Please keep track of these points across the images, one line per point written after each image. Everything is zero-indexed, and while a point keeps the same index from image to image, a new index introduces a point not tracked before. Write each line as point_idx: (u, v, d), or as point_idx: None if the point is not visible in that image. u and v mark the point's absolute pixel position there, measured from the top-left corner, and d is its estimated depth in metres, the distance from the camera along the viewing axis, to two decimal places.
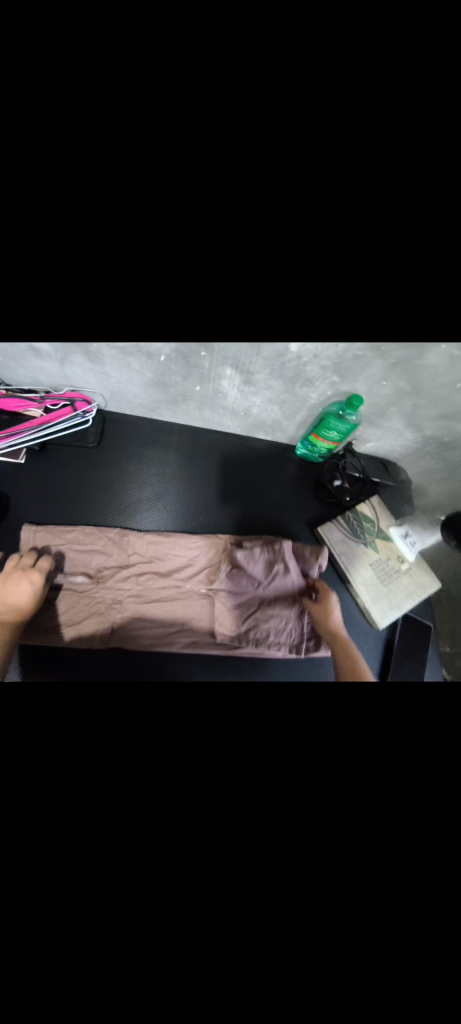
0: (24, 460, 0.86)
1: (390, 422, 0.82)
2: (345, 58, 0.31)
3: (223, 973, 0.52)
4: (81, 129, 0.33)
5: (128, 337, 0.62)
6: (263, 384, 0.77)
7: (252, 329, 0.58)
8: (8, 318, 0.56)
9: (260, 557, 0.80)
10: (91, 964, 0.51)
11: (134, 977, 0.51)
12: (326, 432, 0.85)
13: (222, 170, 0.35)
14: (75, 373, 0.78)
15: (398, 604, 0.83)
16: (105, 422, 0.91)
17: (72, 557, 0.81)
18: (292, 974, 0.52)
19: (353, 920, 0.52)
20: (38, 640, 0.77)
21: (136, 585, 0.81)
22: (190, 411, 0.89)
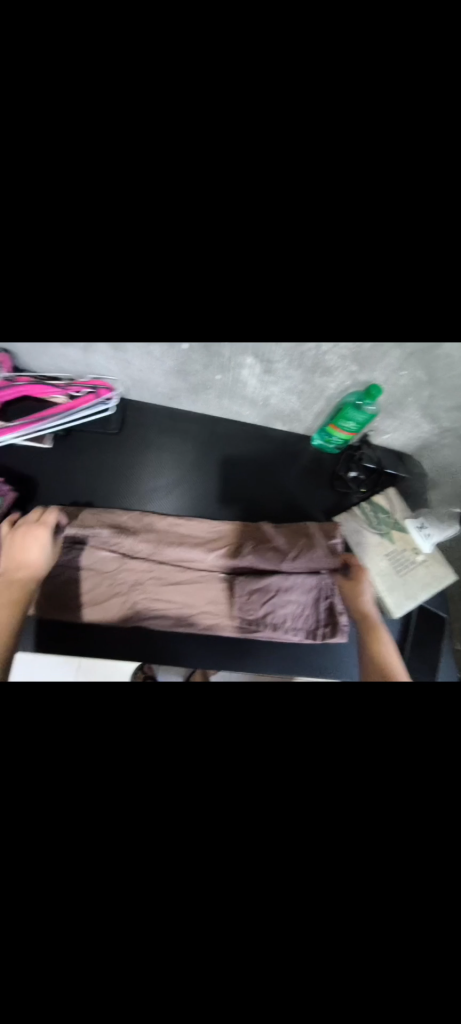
0: (49, 446, 0.89)
1: (406, 414, 0.83)
2: (373, 49, 0.32)
3: (234, 946, 0.53)
4: (122, 121, 0.35)
5: (154, 325, 0.65)
6: (282, 374, 0.78)
7: (275, 317, 0.59)
8: (46, 306, 0.61)
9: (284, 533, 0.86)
10: (106, 927, 0.53)
11: (148, 946, 0.52)
12: (343, 422, 0.86)
13: (253, 161, 0.37)
14: (100, 362, 0.81)
15: (414, 595, 0.83)
16: (127, 410, 0.94)
17: (95, 540, 0.83)
18: (302, 942, 0.53)
19: (358, 880, 0.56)
20: (66, 614, 0.81)
21: (159, 568, 0.84)
22: (209, 401, 0.91)
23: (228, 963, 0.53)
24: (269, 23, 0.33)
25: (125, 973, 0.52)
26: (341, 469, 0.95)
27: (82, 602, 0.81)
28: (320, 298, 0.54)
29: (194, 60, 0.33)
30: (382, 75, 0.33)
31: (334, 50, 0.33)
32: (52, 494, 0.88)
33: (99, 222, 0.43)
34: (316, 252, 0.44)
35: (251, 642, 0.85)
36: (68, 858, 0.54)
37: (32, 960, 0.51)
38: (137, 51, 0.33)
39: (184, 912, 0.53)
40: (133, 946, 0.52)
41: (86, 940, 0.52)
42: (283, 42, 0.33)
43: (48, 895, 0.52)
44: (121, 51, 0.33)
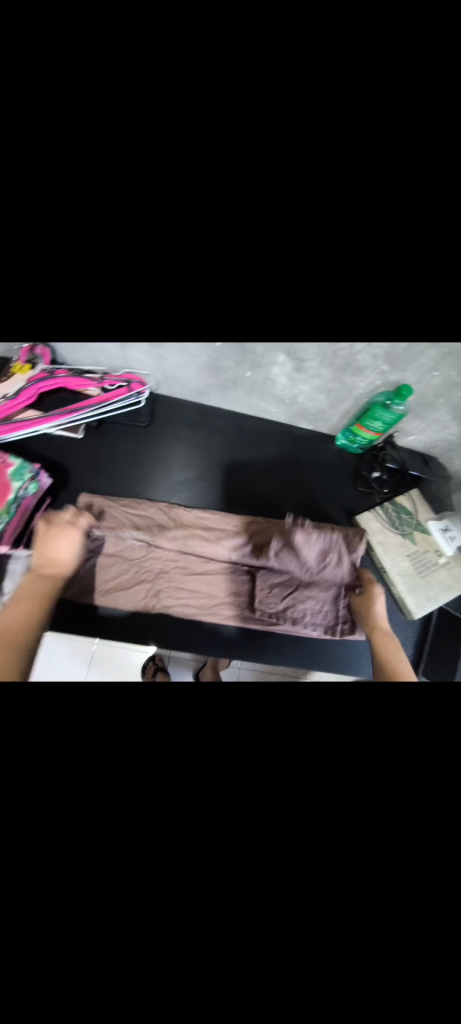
0: (81, 436, 0.93)
1: (435, 415, 0.83)
2: (442, 49, 0.32)
3: (257, 948, 0.51)
4: (181, 118, 0.34)
5: (192, 325, 0.66)
6: (312, 372, 0.79)
7: (314, 320, 0.60)
8: (87, 312, 0.61)
9: (316, 545, 0.78)
10: (125, 941, 0.50)
11: (169, 946, 0.50)
12: (370, 422, 0.86)
13: (314, 158, 0.36)
14: (134, 356, 0.83)
15: (435, 596, 0.83)
16: (155, 404, 0.97)
17: (123, 526, 0.84)
18: (331, 961, 0.51)
19: (385, 883, 0.54)
20: (89, 598, 0.83)
21: (182, 557, 0.86)
22: (237, 397, 0.93)
23: (251, 969, 0.51)
24: (337, 23, 0.32)
25: (143, 980, 0.49)
26: (364, 469, 0.96)
27: (105, 587, 0.83)
28: (364, 301, 0.54)
29: (259, 61, 0.33)
30: (452, 72, 0.32)
31: (403, 49, 0.32)
32: (82, 482, 0.91)
33: (144, 219, 0.40)
34: (371, 251, 0.42)
35: (271, 635, 0.87)
36: (93, 843, 0.53)
37: (46, 960, 0.48)
38: (202, 50, 0.33)
39: (208, 910, 0.51)
40: (154, 948, 0.50)
41: (100, 939, 0.49)
42: (350, 41, 0.33)
43: (64, 883, 0.51)
44: (187, 51, 0.33)
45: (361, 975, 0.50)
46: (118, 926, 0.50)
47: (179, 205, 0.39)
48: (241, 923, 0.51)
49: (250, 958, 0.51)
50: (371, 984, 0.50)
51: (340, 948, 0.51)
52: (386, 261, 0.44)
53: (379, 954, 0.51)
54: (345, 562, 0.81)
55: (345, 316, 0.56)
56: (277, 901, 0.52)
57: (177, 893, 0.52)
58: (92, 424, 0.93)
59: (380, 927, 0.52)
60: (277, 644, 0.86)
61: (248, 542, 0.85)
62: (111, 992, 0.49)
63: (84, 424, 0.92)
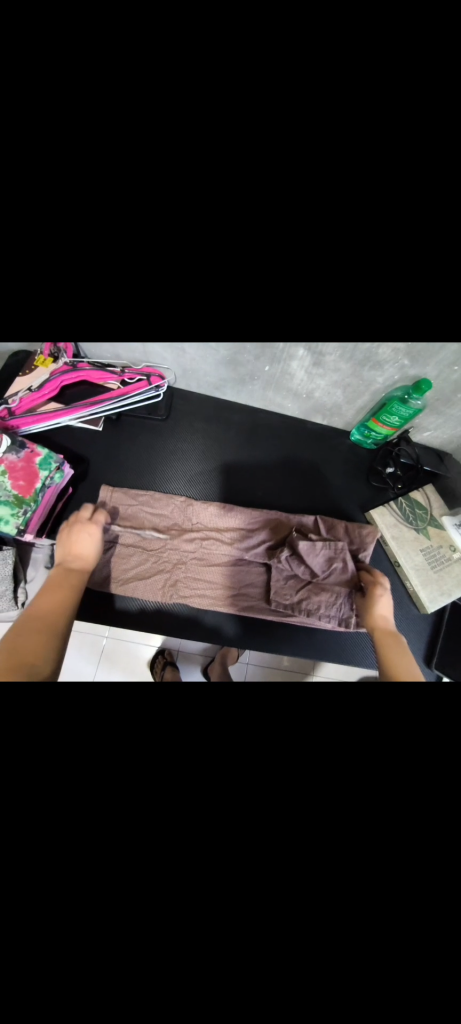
0: (101, 428, 0.94)
1: (453, 410, 0.83)
2: None
3: (275, 924, 0.53)
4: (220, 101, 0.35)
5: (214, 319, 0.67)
6: (331, 367, 0.80)
7: (336, 317, 0.60)
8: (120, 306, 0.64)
9: (321, 553, 0.82)
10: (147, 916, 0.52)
11: (193, 906, 0.53)
12: (386, 417, 0.86)
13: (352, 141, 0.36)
14: (155, 350, 0.85)
15: (448, 591, 0.84)
16: (173, 399, 0.98)
17: (142, 520, 0.89)
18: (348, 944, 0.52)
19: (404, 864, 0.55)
20: (107, 588, 0.84)
21: (200, 546, 0.87)
22: (254, 392, 0.94)
23: (270, 946, 0.52)
24: None
25: (168, 945, 0.52)
26: (378, 466, 0.96)
27: (122, 579, 0.85)
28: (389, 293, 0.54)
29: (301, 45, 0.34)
30: None
31: None
32: (101, 473, 0.92)
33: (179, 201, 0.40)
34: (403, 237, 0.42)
35: (285, 628, 0.88)
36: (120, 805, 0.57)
37: (79, 918, 0.51)
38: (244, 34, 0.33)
39: (232, 867, 0.56)
40: (179, 908, 0.52)
41: (127, 895, 0.52)
42: None
43: (98, 841, 0.54)
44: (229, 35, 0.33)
45: (378, 954, 0.51)
46: (147, 882, 0.53)
47: (220, 203, 0.41)
48: (261, 898, 0.53)
49: (270, 935, 0.52)
50: (389, 965, 0.51)
51: (357, 928, 0.52)
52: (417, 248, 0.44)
53: (399, 938, 0.51)
54: (349, 567, 0.82)
55: (363, 324, 0.61)
56: (296, 868, 0.56)
57: (203, 856, 0.56)
58: (111, 418, 0.94)
59: (403, 918, 0.51)
60: (291, 638, 0.87)
61: (268, 542, 0.88)
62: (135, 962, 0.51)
63: (104, 417, 0.94)
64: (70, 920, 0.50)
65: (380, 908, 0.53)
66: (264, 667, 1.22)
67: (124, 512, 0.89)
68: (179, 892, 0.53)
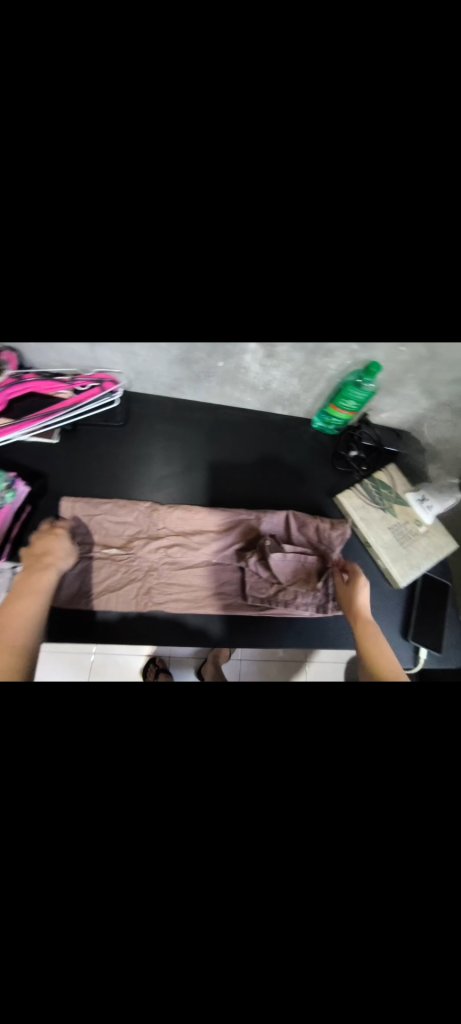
0: (56, 441, 0.91)
1: (406, 390, 0.86)
2: None
3: (272, 888, 0.56)
4: None
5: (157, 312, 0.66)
6: (283, 357, 0.81)
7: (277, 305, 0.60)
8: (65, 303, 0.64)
9: (291, 556, 0.84)
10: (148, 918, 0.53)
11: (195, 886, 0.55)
12: (343, 402, 0.88)
13: None
14: (104, 353, 0.84)
15: (418, 565, 0.87)
16: (130, 405, 0.96)
17: (106, 530, 0.87)
18: (345, 904, 0.56)
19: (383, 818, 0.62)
20: (80, 601, 0.83)
21: (165, 553, 0.87)
22: (210, 389, 0.94)
23: (274, 922, 0.55)
24: None
25: (173, 938, 0.53)
26: (342, 449, 0.98)
27: (95, 588, 0.84)
28: None
29: None
30: None
31: None
32: (63, 485, 0.90)
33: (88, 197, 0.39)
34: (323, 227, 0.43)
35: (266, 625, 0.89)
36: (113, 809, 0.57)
37: (88, 907, 0.53)
38: None
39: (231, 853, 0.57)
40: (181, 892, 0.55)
41: (134, 882, 0.55)
42: None
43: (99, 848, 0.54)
44: None
45: None
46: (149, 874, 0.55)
47: None
48: (258, 869, 0.57)
49: (271, 910, 0.55)
50: None
51: None
52: None
53: (386, 879, 0.57)
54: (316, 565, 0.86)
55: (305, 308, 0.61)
56: (291, 845, 0.59)
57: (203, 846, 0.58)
58: (66, 429, 0.92)
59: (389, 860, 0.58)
60: (272, 631, 0.88)
61: (236, 542, 0.89)
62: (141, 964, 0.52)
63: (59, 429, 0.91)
64: None
65: (368, 859, 0.58)
66: (257, 663, 1.24)
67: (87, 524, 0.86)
68: (178, 885, 0.55)
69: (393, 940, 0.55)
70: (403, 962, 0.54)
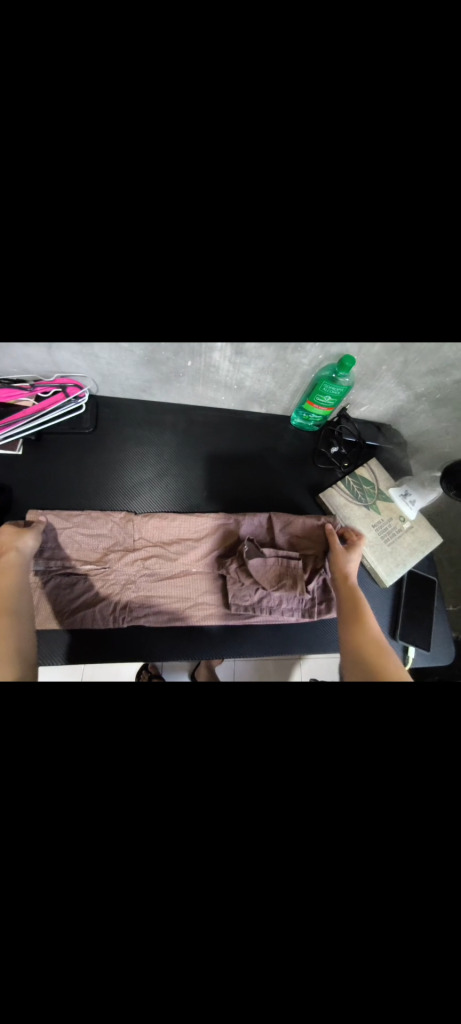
0: (21, 451, 0.89)
1: (382, 384, 0.84)
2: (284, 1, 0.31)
3: (257, 914, 0.54)
4: None
5: (111, 315, 0.63)
6: (253, 354, 0.78)
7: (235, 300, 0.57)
8: (11, 313, 0.61)
9: (271, 560, 0.82)
10: (124, 948, 0.52)
11: (175, 920, 0.52)
12: (320, 398, 0.84)
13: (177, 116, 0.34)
14: (64, 359, 0.80)
15: (403, 562, 0.85)
16: (98, 406, 0.95)
17: (79, 545, 0.83)
18: (331, 924, 0.54)
19: (377, 822, 0.59)
20: (53, 622, 0.81)
21: (143, 566, 0.83)
22: (182, 389, 0.92)
23: (254, 957, 0.53)
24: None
25: (150, 983, 0.51)
26: (322, 446, 0.96)
27: (68, 612, 0.81)
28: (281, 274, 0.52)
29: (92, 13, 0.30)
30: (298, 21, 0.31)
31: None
32: (31, 499, 0.87)
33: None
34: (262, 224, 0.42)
35: (251, 631, 0.87)
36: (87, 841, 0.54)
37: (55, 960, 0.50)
38: None
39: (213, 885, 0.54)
40: (160, 927, 0.52)
41: (110, 920, 0.52)
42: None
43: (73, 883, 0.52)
44: None
45: (354, 918, 0.54)
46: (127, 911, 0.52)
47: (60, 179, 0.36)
48: (237, 912, 0.54)
49: (253, 946, 0.53)
50: (363, 927, 0.54)
51: (334, 902, 0.54)
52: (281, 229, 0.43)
53: (373, 907, 0.55)
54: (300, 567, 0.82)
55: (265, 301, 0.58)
56: (270, 876, 0.55)
57: (178, 887, 0.54)
58: (31, 438, 0.90)
59: (378, 876, 0.56)
60: (258, 636, 0.86)
61: (216, 548, 0.86)
62: (121, 988, 0.51)
63: (23, 439, 0.89)
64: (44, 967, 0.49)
65: (358, 878, 0.56)
66: (251, 663, 1.21)
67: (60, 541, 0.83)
68: (158, 921, 0.52)
69: (381, 959, 0.53)
70: (382, 979, 0.52)
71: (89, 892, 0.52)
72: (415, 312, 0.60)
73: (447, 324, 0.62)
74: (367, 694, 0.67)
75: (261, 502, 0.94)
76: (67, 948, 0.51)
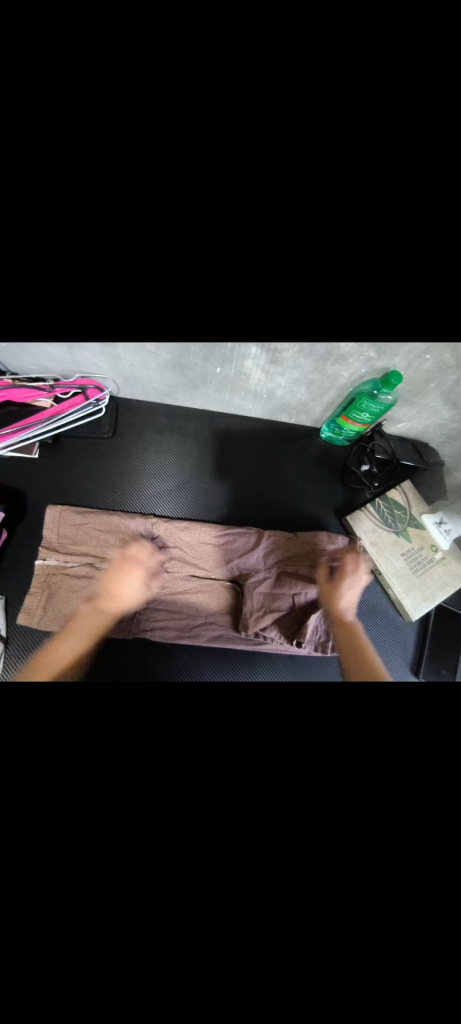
0: (37, 454, 0.87)
1: (426, 402, 0.77)
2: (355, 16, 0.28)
3: (250, 976, 0.52)
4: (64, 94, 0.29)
5: (141, 326, 0.60)
6: (289, 363, 0.72)
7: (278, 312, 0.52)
8: (29, 318, 0.56)
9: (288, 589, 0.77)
10: (121, 971, 0.52)
11: (171, 964, 0.52)
12: (357, 413, 0.78)
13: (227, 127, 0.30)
14: (86, 360, 0.77)
15: (432, 596, 0.80)
16: (118, 410, 0.91)
17: (95, 545, 0.81)
18: (337, 987, 0.51)
19: (382, 854, 0.55)
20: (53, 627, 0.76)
21: (161, 575, 0.80)
22: (208, 395, 0.87)
23: (253, 983, 0.53)
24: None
25: (152, 986, 0.52)
26: (352, 463, 0.89)
27: (70, 615, 0.77)
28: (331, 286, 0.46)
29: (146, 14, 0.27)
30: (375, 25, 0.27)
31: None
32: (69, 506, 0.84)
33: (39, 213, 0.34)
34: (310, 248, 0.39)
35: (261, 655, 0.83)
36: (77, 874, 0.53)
37: (62, 970, 0.51)
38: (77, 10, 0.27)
39: (203, 939, 0.53)
40: (152, 972, 0.52)
41: (97, 960, 0.52)
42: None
43: (54, 926, 0.51)
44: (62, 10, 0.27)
45: (361, 968, 0.51)
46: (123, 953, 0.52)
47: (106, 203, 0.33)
48: (238, 940, 0.53)
49: (253, 972, 0.53)
50: (371, 979, 0.51)
51: (338, 944, 0.52)
52: (337, 245, 0.38)
53: (380, 966, 0.51)
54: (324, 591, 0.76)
55: (318, 318, 0.53)
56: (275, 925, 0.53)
57: (179, 917, 0.53)
58: (48, 441, 0.87)
59: (390, 936, 0.52)
60: (268, 657, 0.83)
61: (235, 563, 0.81)
62: (118, 1005, 0.51)
63: (40, 442, 0.87)
64: (53, 966, 0.51)
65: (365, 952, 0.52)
66: None
67: (73, 541, 0.81)
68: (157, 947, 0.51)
69: (380, 1009, 0.51)
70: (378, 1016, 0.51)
71: (86, 921, 0.52)
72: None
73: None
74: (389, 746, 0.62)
75: (285, 514, 0.89)
76: (67, 962, 0.51)
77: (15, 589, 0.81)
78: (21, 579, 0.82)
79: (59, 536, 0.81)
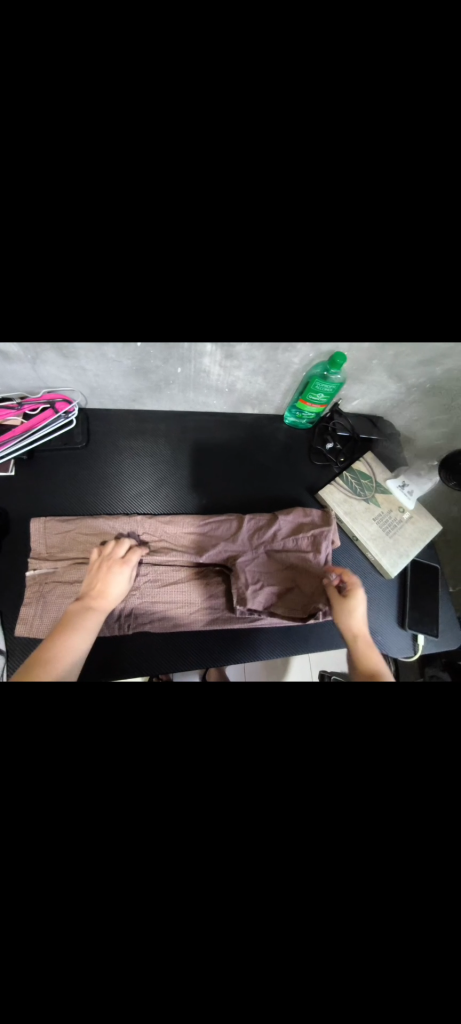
0: (13, 470, 0.88)
1: (373, 378, 0.85)
2: None
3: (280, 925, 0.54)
4: None
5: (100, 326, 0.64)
6: (244, 355, 0.78)
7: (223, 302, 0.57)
8: None
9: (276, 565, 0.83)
10: (159, 963, 0.52)
11: (205, 938, 0.53)
12: (312, 395, 0.84)
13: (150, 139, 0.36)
14: (52, 371, 0.80)
15: (406, 552, 0.86)
16: (89, 420, 0.94)
17: (83, 546, 0.83)
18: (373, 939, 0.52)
19: None
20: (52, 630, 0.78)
21: (153, 568, 0.84)
22: (173, 396, 0.92)
23: (290, 951, 0.53)
24: None
25: (196, 965, 0.52)
26: (317, 442, 0.96)
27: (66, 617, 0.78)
28: None
29: None
30: None
31: None
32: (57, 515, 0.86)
33: None
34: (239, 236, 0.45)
35: (257, 633, 0.86)
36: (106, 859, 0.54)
37: (102, 964, 0.51)
38: None
39: (236, 912, 0.53)
40: (192, 956, 0.52)
41: (136, 953, 0.52)
42: None
43: (88, 922, 0.51)
44: None
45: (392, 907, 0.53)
46: (158, 934, 0.52)
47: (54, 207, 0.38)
48: (273, 905, 0.54)
49: (289, 940, 0.53)
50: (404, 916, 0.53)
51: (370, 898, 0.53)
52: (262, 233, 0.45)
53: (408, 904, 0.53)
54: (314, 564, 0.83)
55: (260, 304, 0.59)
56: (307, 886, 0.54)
57: (212, 891, 0.54)
58: (22, 457, 0.89)
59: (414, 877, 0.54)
60: (265, 635, 0.86)
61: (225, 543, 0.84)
62: (161, 994, 0.52)
63: (15, 458, 0.88)
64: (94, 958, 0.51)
65: (387, 882, 0.55)
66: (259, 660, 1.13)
67: (61, 545, 0.83)
68: (194, 919, 0.53)
69: (411, 945, 0.52)
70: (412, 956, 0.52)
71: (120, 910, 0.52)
72: (396, 308, 0.63)
73: (432, 321, 0.66)
74: (385, 692, 0.66)
75: (260, 496, 0.94)
76: (105, 959, 0.51)
77: (8, 605, 0.81)
78: (13, 594, 0.82)
79: (47, 544, 0.83)
